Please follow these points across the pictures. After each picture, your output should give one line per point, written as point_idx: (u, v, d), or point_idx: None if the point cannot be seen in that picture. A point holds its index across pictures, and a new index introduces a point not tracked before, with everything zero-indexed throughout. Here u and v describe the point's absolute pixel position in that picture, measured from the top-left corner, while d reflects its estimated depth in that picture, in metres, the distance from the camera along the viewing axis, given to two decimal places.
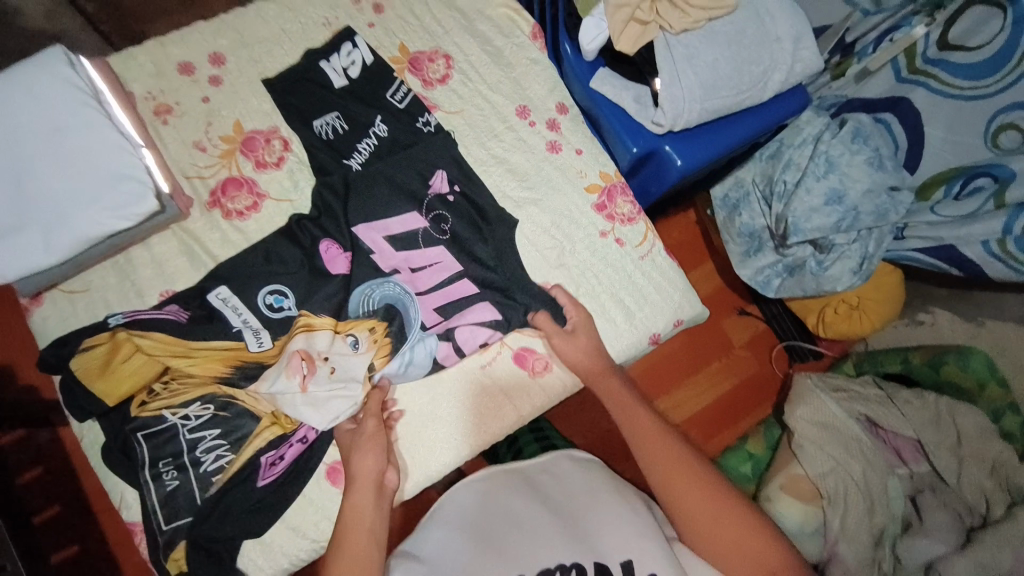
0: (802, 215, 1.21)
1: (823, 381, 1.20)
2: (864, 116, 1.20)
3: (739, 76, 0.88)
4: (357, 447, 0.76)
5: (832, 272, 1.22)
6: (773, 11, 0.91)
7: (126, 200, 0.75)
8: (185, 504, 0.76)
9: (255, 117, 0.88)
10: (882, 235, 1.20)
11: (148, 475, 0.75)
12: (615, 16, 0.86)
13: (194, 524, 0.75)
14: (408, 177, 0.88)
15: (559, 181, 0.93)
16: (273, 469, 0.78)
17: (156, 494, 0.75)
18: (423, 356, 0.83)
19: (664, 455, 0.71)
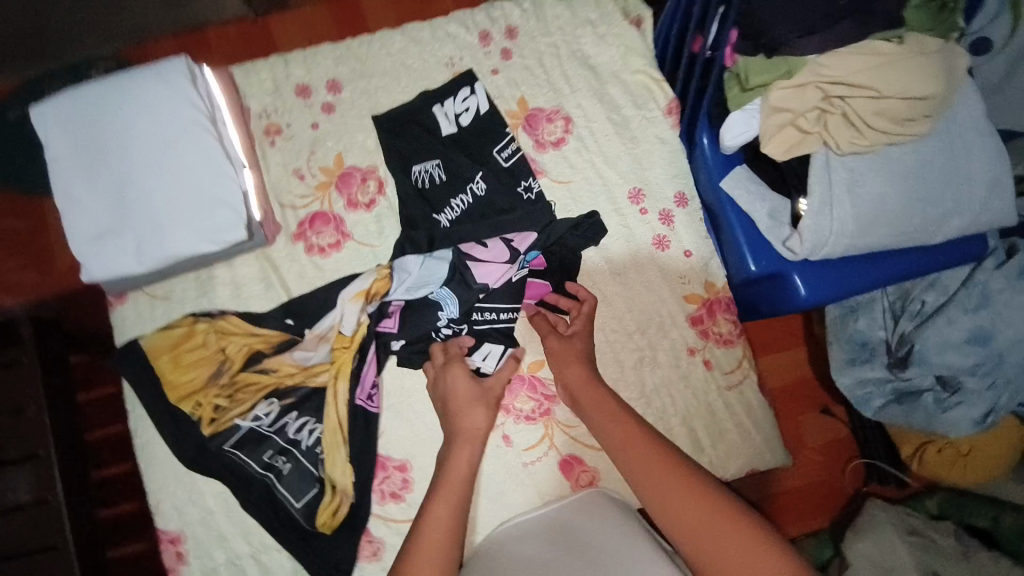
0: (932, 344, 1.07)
1: (897, 517, 1.08)
2: None
3: (907, 214, 0.73)
4: (456, 397, 0.75)
5: (950, 417, 1.07)
6: (968, 143, 0.74)
7: (217, 226, 0.75)
8: (305, 479, 0.78)
9: (357, 153, 0.85)
10: (1017, 391, 1.07)
11: (259, 470, 0.77)
12: (771, 120, 0.74)
13: (322, 497, 0.78)
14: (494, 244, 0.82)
15: (655, 282, 0.84)
16: (373, 401, 0.79)
17: (276, 482, 0.78)
18: (439, 261, 0.81)
19: (673, 492, 0.61)
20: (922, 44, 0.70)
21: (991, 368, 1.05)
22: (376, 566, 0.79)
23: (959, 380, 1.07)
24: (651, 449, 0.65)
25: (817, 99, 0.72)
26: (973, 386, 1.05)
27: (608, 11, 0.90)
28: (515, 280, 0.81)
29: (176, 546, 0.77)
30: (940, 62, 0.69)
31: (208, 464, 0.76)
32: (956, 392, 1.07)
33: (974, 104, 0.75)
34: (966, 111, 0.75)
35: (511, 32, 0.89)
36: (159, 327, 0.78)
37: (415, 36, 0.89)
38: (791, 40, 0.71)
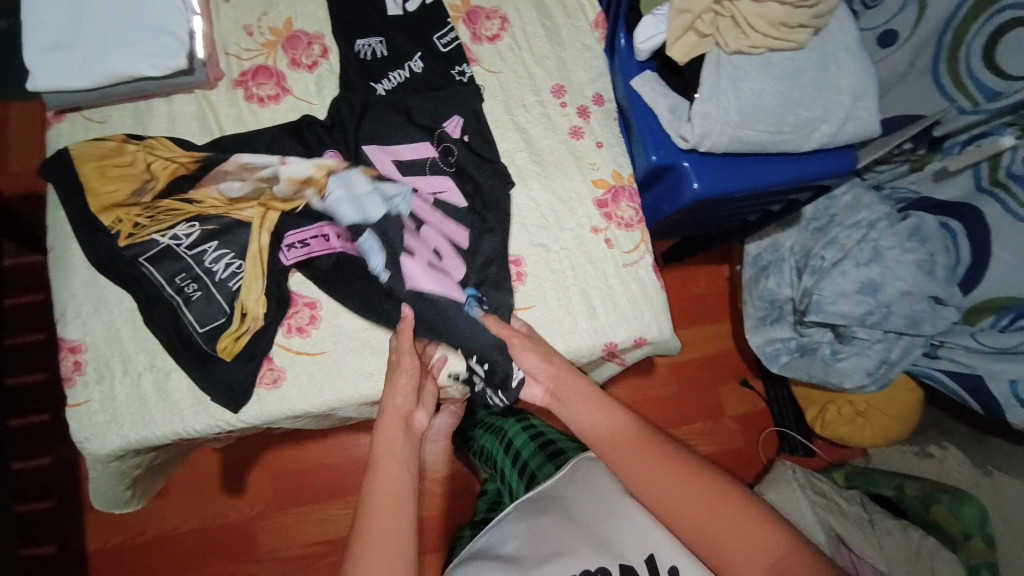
0: (829, 296, 1.29)
1: (806, 480, 1.30)
2: (931, 218, 1.27)
3: (783, 112, 0.84)
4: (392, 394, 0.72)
5: (844, 364, 1.32)
6: (838, 59, 0.86)
7: (161, 52, 0.80)
8: (214, 307, 0.78)
9: (306, 20, 0.91)
10: (909, 348, 1.29)
11: (169, 291, 0.78)
12: (674, 20, 0.84)
13: (227, 325, 0.78)
14: (430, 110, 0.89)
15: (569, 166, 0.92)
16: (296, 251, 0.81)
17: (184, 305, 0.78)
18: (393, 191, 0.84)
19: (627, 445, 0.66)
20: None
21: (881, 320, 1.27)
22: (274, 395, 0.79)
23: (851, 332, 1.31)
24: (607, 410, 0.70)
25: (710, 2, 0.83)
26: (863, 336, 1.30)
27: None
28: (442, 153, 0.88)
29: (75, 355, 0.77)
30: None
31: (122, 272, 0.77)
32: (849, 343, 1.32)
33: (846, 28, 0.88)
34: (839, 33, 0.88)
35: None
36: (89, 141, 0.81)
37: None
38: None
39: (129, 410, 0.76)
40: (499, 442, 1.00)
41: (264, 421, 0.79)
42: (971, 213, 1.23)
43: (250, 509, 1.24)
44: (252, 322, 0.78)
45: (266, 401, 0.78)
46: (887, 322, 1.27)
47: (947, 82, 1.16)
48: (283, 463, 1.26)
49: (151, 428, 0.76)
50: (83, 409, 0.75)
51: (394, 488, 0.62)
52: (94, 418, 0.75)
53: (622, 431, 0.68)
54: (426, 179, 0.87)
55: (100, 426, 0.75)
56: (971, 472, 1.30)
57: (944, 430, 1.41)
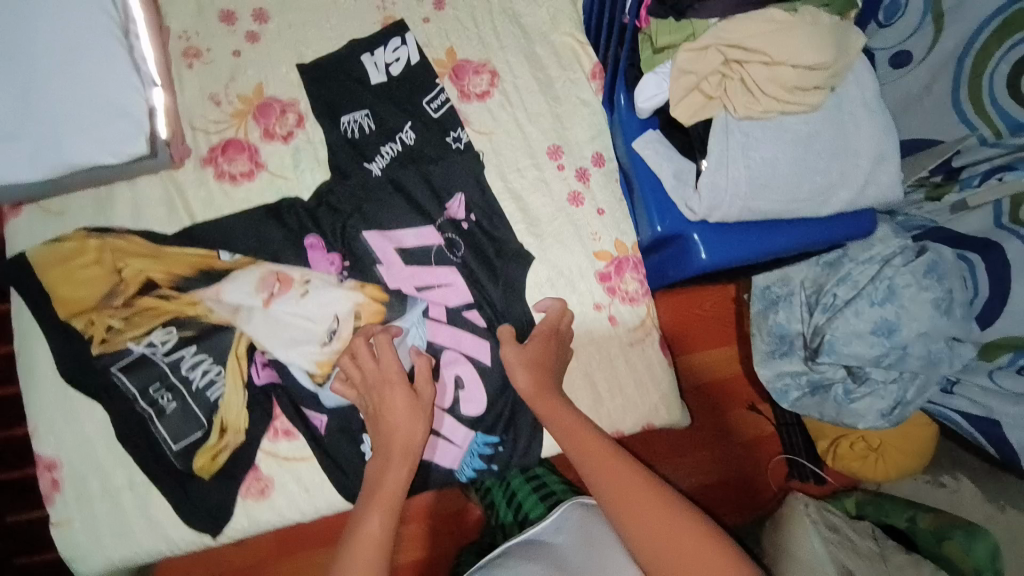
0: (840, 337, 1.13)
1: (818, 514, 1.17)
2: (948, 251, 1.08)
3: (798, 181, 0.77)
4: (395, 410, 0.70)
5: (855, 405, 1.16)
6: (857, 117, 0.79)
7: (118, 137, 0.73)
8: (191, 420, 0.74)
9: (279, 85, 0.84)
10: (923, 386, 1.13)
11: (142, 402, 0.73)
12: (677, 82, 0.77)
13: (204, 440, 0.74)
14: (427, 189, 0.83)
15: (568, 237, 0.85)
16: (268, 369, 0.76)
17: (158, 418, 0.73)
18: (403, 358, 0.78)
19: (631, 492, 0.62)
20: (816, 17, 0.73)
21: (896, 362, 1.11)
22: (263, 506, 0.74)
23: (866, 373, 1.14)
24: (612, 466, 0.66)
25: (717, 63, 0.75)
26: (878, 377, 1.13)
27: None
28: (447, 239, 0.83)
29: (51, 473, 0.72)
30: (828, 34, 0.72)
31: (94, 382, 0.73)
32: (862, 383, 1.15)
33: (868, 82, 0.80)
34: (859, 86, 0.80)
35: None
36: (48, 242, 0.75)
37: None
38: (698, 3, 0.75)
39: (107, 533, 0.72)
40: (502, 492, 0.90)
41: (254, 533, 0.75)
42: (994, 248, 1.04)
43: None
44: (233, 436, 0.74)
45: (254, 513, 0.74)
46: (902, 365, 1.10)
47: (967, 109, 1.03)
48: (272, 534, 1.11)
49: (135, 546, 0.72)
50: (63, 532, 0.72)
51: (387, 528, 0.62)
52: (76, 539, 0.72)
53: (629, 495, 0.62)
54: (431, 270, 0.81)
55: (84, 549, 0.72)
56: (980, 506, 1.17)
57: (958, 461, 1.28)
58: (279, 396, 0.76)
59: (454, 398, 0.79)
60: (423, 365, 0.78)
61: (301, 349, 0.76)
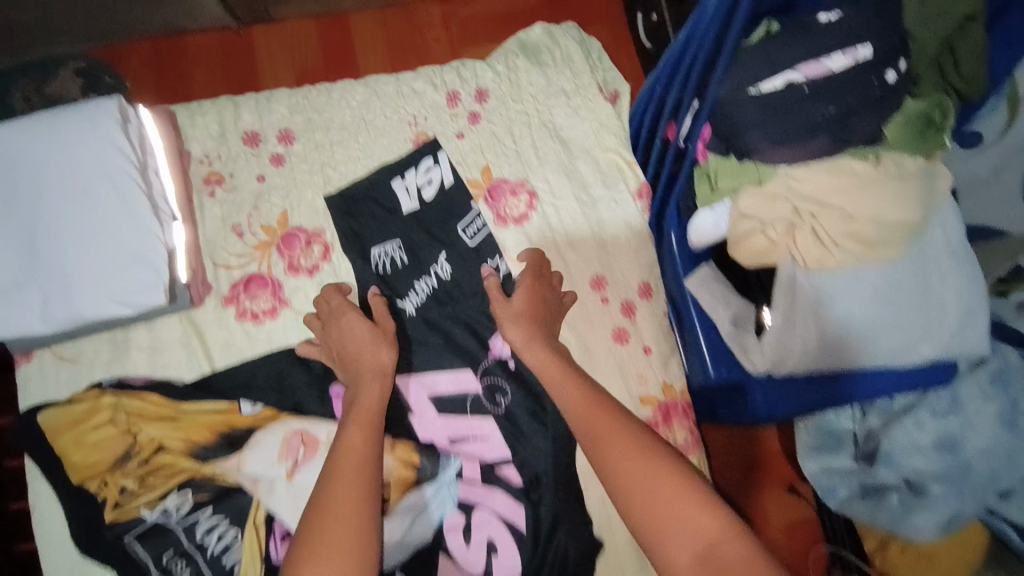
0: (899, 446, 0.85)
1: None
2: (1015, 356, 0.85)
3: (875, 339, 0.70)
4: (358, 342, 0.69)
5: (915, 524, 0.84)
6: (942, 266, 0.71)
7: (134, 288, 0.68)
8: None
9: (304, 213, 0.79)
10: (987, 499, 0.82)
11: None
12: (736, 227, 0.70)
13: None
14: (458, 324, 0.78)
15: (613, 378, 0.78)
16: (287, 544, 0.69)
17: None
18: (425, 528, 0.71)
19: (609, 434, 0.60)
20: (899, 166, 0.65)
21: (958, 479, 0.82)
22: None
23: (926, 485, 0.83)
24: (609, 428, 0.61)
25: (785, 214, 0.67)
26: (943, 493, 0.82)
27: (584, 83, 0.85)
28: (485, 384, 0.76)
29: None
30: (915, 189, 0.65)
31: (105, 553, 0.67)
32: (922, 496, 0.84)
33: (953, 225, 0.71)
34: (943, 229, 0.71)
35: (482, 95, 0.84)
36: (62, 401, 0.71)
37: (379, 89, 0.83)
38: (763, 149, 0.65)
39: None
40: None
41: None
42: None
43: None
44: None
45: None
46: (967, 482, 0.82)
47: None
48: None
49: None
50: None
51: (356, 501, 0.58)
52: None
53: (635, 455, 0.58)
54: (466, 420, 0.76)
55: None
56: None
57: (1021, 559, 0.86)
58: None
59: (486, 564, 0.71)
60: (453, 523, 0.72)
61: None
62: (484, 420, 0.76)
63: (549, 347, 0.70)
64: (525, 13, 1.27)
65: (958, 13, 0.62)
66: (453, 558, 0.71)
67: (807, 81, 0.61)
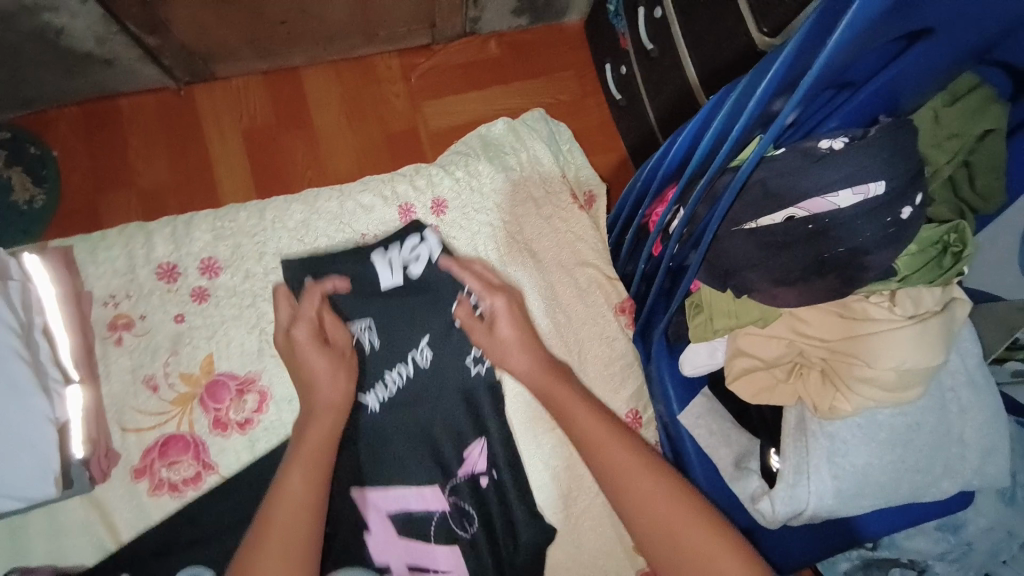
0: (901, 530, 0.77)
1: None
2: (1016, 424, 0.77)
3: (896, 486, 0.61)
4: (313, 372, 0.61)
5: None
6: (962, 399, 0.63)
7: (15, 482, 0.55)
8: None
9: (233, 355, 0.67)
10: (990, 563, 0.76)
11: None
12: (733, 363, 0.62)
13: None
14: (424, 468, 0.67)
15: (605, 528, 0.68)
16: None
17: None
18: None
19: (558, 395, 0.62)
20: (917, 301, 0.57)
21: (959, 558, 0.76)
22: None
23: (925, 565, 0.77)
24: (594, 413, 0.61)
25: (791, 352, 0.60)
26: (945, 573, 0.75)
27: (555, 188, 0.77)
28: (455, 503, 0.66)
29: None
30: (941, 326, 0.57)
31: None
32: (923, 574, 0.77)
33: (969, 350, 0.64)
34: (958, 353, 0.64)
35: (438, 205, 0.75)
36: None
37: (319, 206, 0.73)
38: (764, 286, 0.58)
39: None
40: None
41: None
42: None
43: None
44: None
45: None
46: (967, 562, 0.75)
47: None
48: None
49: None
50: None
51: (312, 469, 0.57)
52: None
53: (606, 427, 0.59)
54: (425, 549, 0.64)
55: None
56: None
57: None
58: None
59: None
60: None
61: None
62: (450, 553, 0.64)
63: (554, 376, 0.63)
64: (498, 67, 1.08)
65: (974, 133, 0.57)
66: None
67: (812, 216, 0.54)
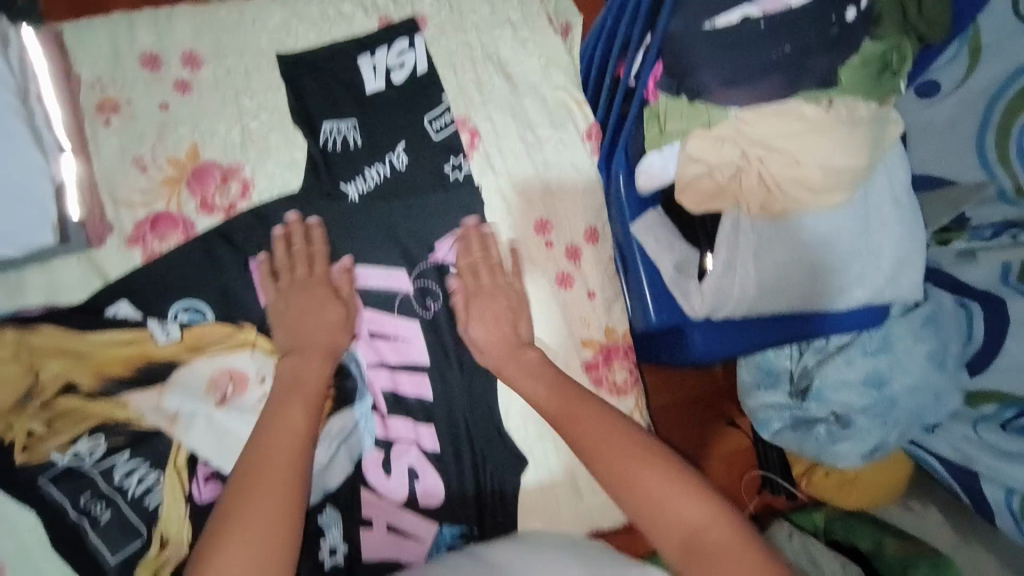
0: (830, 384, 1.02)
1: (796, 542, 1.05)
2: (948, 299, 1.03)
3: (811, 285, 0.70)
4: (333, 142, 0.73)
5: (839, 452, 1.01)
6: (884, 214, 0.71)
7: (19, 227, 0.61)
8: (124, 535, 0.67)
9: (217, 145, 0.71)
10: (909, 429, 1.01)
11: (74, 515, 0.67)
12: (683, 171, 0.67)
13: (143, 555, 0.67)
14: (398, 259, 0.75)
15: (555, 324, 0.77)
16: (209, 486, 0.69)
17: (91, 531, 0.67)
18: (338, 473, 0.71)
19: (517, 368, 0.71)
20: (852, 110, 0.63)
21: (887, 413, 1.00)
22: None
23: (851, 417, 1.01)
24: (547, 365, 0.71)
25: (733, 157, 0.66)
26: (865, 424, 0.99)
27: (531, 15, 0.79)
28: (418, 284, 0.76)
29: None
30: (867, 130, 0.63)
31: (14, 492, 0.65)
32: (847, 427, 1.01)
33: (897, 172, 0.71)
34: (888, 174, 0.71)
35: (420, 21, 0.77)
36: None
37: (300, 11, 0.75)
38: (713, 89, 0.64)
39: None
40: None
41: None
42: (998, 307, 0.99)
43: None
44: None
45: None
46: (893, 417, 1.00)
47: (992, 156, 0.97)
48: None
49: None
50: None
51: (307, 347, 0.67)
52: None
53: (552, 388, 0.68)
54: (392, 320, 0.75)
55: None
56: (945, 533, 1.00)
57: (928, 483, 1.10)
58: None
59: (409, 490, 0.74)
60: (371, 459, 0.74)
61: None
62: (409, 328, 0.75)
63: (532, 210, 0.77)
64: None
65: None
66: (376, 490, 0.73)
67: (763, 16, 0.60)
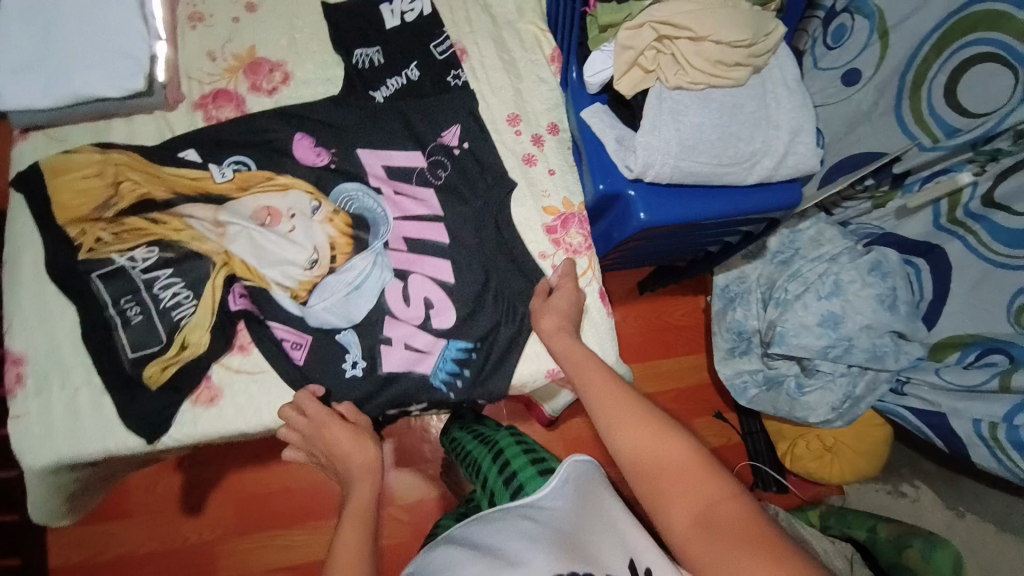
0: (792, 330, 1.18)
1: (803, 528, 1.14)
2: (894, 256, 1.18)
3: (724, 145, 0.86)
4: (355, 51, 0.96)
5: (808, 404, 1.22)
6: (780, 98, 0.90)
7: (118, 73, 0.82)
8: (150, 335, 0.82)
9: (269, 48, 0.95)
10: (875, 382, 1.19)
11: (112, 312, 0.82)
12: (620, 57, 0.87)
13: (161, 353, 0.81)
14: (394, 134, 0.93)
15: (523, 195, 0.95)
16: (241, 300, 0.85)
17: (123, 326, 0.82)
18: (361, 305, 0.86)
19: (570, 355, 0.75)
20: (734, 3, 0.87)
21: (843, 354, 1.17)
22: (211, 413, 0.81)
23: (815, 366, 1.20)
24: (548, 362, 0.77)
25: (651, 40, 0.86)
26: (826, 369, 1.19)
27: None
28: (431, 159, 0.93)
29: (17, 368, 0.80)
30: (746, 16, 0.85)
31: (70, 283, 0.82)
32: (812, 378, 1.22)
33: (789, 69, 0.93)
34: (780, 72, 0.93)
35: None
36: (58, 153, 0.85)
37: None
38: None
39: (65, 422, 0.79)
40: (484, 455, 0.89)
41: (200, 438, 0.82)
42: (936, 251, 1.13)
43: (209, 533, 1.20)
44: (215, 370, 0.83)
45: (203, 418, 0.81)
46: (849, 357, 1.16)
47: (909, 118, 1.06)
48: (245, 485, 1.23)
49: (82, 444, 0.79)
50: (21, 422, 0.79)
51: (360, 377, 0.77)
52: (30, 430, 0.79)
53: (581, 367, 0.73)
54: (412, 187, 0.92)
55: (39, 438, 0.78)
56: (938, 512, 1.20)
57: (914, 464, 1.29)
58: (249, 318, 0.85)
59: (426, 314, 0.87)
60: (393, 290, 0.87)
61: (280, 271, 0.86)
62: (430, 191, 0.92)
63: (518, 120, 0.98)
64: None
65: None
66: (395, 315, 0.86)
67: None
